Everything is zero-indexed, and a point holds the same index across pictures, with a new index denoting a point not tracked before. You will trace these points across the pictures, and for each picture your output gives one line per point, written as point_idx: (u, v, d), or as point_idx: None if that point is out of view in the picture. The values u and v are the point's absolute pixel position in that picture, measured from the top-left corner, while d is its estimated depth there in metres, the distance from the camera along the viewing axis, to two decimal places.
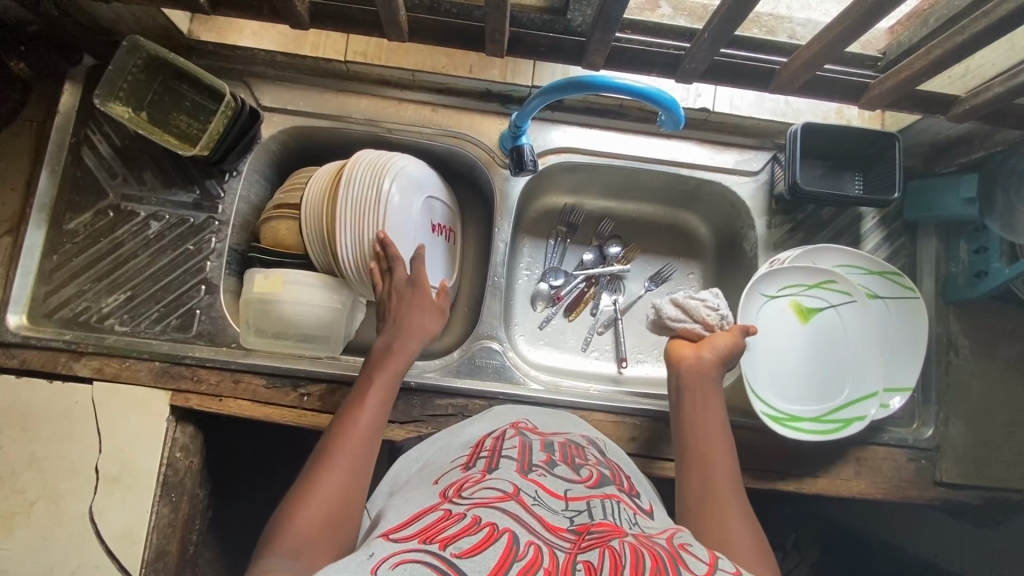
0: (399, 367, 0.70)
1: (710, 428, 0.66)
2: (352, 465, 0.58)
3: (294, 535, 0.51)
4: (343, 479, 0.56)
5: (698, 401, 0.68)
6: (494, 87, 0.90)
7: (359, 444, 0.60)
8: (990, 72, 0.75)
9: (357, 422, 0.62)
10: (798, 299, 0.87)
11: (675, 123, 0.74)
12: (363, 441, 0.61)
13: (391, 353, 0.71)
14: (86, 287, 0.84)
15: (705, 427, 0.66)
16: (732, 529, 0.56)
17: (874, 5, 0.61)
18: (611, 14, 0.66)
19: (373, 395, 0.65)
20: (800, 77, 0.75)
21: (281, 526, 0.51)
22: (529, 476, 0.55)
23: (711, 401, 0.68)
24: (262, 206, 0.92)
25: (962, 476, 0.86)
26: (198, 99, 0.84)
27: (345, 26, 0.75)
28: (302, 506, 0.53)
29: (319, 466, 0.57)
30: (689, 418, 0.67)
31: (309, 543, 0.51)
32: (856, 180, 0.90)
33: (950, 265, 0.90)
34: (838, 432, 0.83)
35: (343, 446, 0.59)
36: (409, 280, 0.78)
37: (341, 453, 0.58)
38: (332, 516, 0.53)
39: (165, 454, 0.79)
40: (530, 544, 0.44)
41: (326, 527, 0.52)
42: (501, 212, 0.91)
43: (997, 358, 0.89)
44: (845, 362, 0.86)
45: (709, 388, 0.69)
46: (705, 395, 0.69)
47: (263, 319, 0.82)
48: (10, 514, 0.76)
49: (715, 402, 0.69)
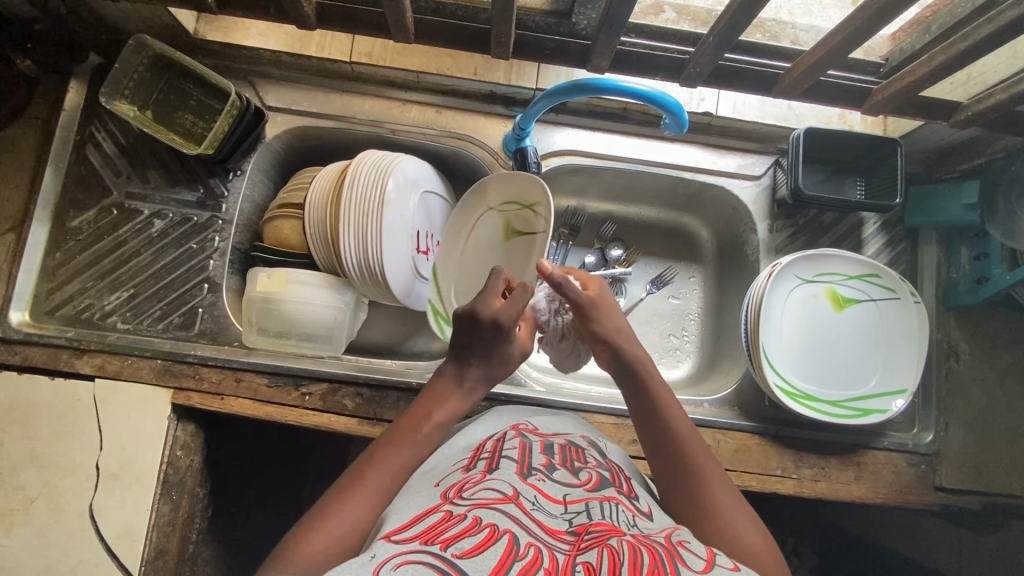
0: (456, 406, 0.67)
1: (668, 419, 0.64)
2: (389, 484, 0.57)
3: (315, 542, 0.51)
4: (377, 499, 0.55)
5: (645, 387, 0.67)
6: (498, 89, 0.90)
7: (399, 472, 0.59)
8: (991, 79, 0.75)
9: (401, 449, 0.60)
10: (833, 287, 0.88)
11: (678, 127, 0.75)
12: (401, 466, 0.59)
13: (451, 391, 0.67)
14: (89, 284, 0.84)
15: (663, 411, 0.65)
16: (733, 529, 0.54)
17: (878, 12, 0.61)
18: (617, 18, 0.67)
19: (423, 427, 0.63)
20: (803, 83, 0.76)
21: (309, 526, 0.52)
22: (529, 479, 0.55)
23: (663, 387, 0.67)
24: (265, 206, 0.93)
25: (962, 481, 0.86)
26: (204, 98, 0.84)
27: (352, 27, 0.75)
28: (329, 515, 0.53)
29: (355, 477, 0.57)
30: (643, 409, 0.66)
31: (328, 555, 0.50)
32: (858, 186, 0.90)
33: (951, 271, 0.90)
34: (854, 419, 0.85)
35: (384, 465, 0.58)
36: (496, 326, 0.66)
37: (383, 471, 0.58)
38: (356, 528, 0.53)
39: (166, 453, 0.79)
40: (531, 545, 0.44)
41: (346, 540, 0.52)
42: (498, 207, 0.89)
43: (997, 365, 0.89)
44: (864, 355, 0.87)
45: (657, 376, 0.69)
46: (650, 379, 0.68)
47: (265, 318, 0.83)
48: (10, 511, 0.75)
49: (665, 394, 0.67)
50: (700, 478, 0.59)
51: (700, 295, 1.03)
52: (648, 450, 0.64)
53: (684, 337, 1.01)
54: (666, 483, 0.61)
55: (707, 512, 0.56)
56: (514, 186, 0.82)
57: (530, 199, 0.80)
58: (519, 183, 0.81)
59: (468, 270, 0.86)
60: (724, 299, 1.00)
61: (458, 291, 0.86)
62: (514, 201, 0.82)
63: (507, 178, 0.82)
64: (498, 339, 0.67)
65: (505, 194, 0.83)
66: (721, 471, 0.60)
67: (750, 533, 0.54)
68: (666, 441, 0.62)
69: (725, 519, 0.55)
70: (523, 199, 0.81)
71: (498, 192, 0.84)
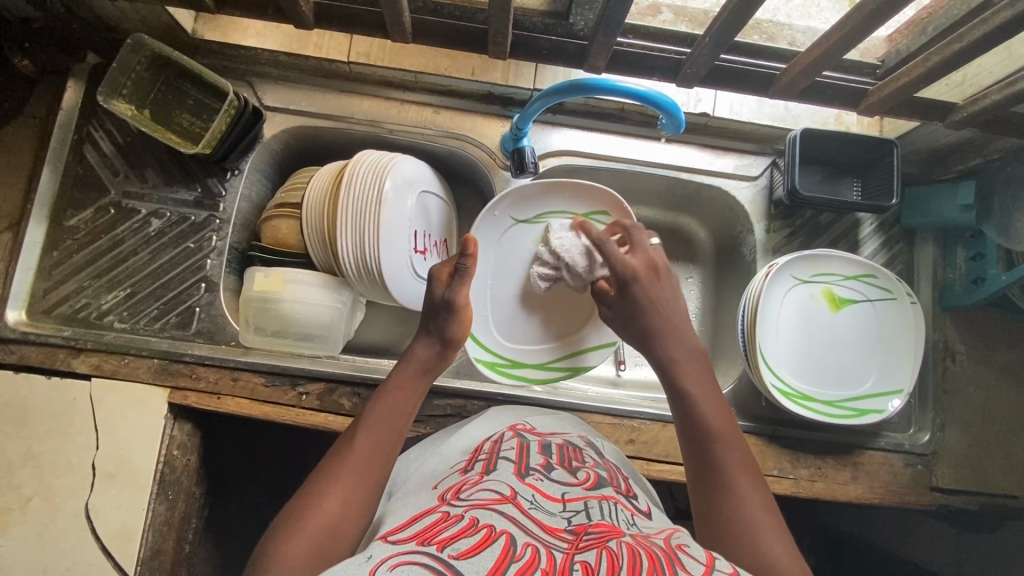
0: (412, 392, 0.66)
1: (711, 420, 0.62)
2: (356, 482, 0.55)
3: (306, 535, 0.50)
4: (344, 494, 0.54)
5: (690, 391, 0.65)
6: (496, 89, 0.91)
7: (361, 464, 0.57)
8: (987, 80, 0.76)
9: (360, 441, 0.59)
10: (831, 288, 0.88)
11: (675, 127, 0.75)
12: (362, 457, 0.58)
13: (406, 372, 0.67)
14: (86, 283, 0.84)
15: (703, 405, 0.63)
16: (760, 541, 0.52)
17: (873, 13, 0.61)
18: (614, 18, 0.67)
19: (378, 418, 0.62)
20: (799, 83, 0.76)
21: (290, 529, 0.50)
22: (526, 479, 0.55)
23: (710, 387, 0.66)
24: (263, 206, 0.93)
25: (959, 481, 0.86)
26: (202, 98, 0.84)
27: (350, 27, 0.75)
28: (304, 520, 0.51)
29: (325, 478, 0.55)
30: (684, 410, 0.64)
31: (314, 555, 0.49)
32: (855, 187, 0.91)
33: (947, 271, 0.90)
34: (851, 419, 0.85)
35: (364, 445, 0.59)
36: (444, 298, 0.69)
37: (346, 466, 0.56)
38: (348, 517, 0.53)
39: (163, 452, 0.79)
40: (528, 545, 0.44)
41: (341, 528, 0.52)
42: (518, 207, 0.86)
43: (994, 365, 0.89)
44: (863, 359, 0.87)
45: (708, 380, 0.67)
46: (696, 380, 0.66)
47: (263, 318, 0.82)
48: (4, 511, 0.75)
49: (714, 399, 0.64)
50: (729, 481, 0.57)
51: (698, 295, 1.03)
52: (681, 446, 0.63)
53: None
54: (693, 479, 0.60)
55: (730, 517, 0.54)
56: (559, 197, 0.86)
57: (580, 210, 0.86)
58: (572, 195, 0.86)
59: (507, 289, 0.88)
60: (723, 300, 1.00)
61: (515, 330, 0.89)
62: (553, 212, 0.87)
63: (565, 185, 0.85)
64: (456, 318, 0.70)
65: (545, 207, 0.86)
66: (754, 475, 0.58)
67: (773, 540, 0.52)
68: (702, 439, 0.61)
69: (749, 528, 0.53)
70: (569, 210, 0.87)
71: (534, 206, 0.86)
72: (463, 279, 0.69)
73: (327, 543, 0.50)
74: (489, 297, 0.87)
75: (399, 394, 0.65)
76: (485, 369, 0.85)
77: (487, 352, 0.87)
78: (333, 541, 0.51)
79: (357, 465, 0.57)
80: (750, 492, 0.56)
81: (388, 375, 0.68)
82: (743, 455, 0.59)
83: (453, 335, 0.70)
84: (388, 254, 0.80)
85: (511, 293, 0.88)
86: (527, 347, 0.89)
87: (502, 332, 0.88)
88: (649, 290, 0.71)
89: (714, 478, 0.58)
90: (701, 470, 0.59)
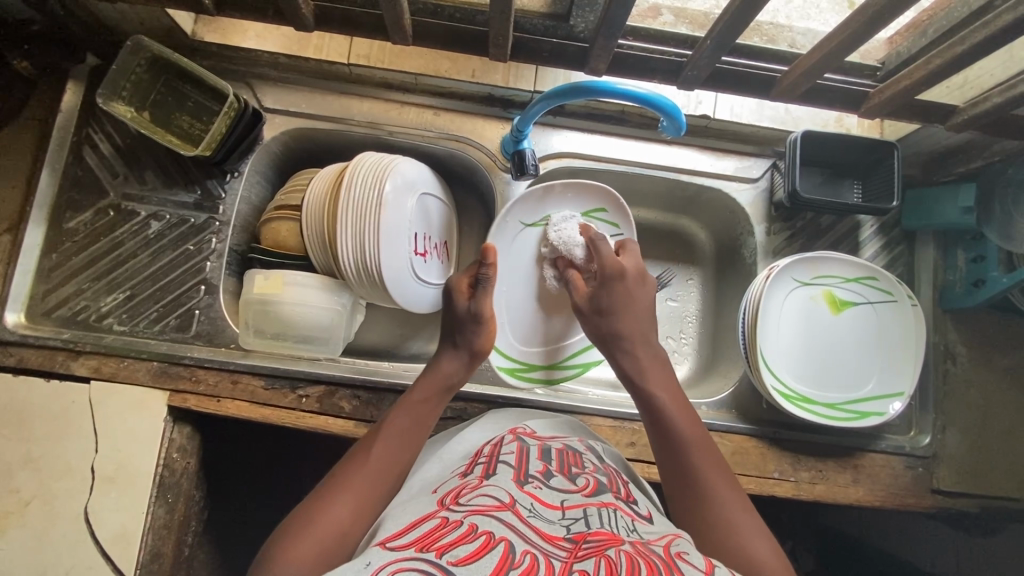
0: (436, 406, 0.66)
1: (682, 427, 0.62)
2: (370, 489, 0.55)
3: (316, 536, 0.50)
4: (358, 501, 0.54)
5: (657, 400, 0.65)
6: (496, 91, 0.90)
7: (378, 471, 0.57)
8: (988, 82, 0.76)
9: (378, 448, 0.59)
10: (831, 290, 0.88)
11: (677, 129, 0.75)
12: (380, 466, 0.58)
13: (424, 383, 0.68)
14: (85, 286, 0.84)
15: (671, 412, 0.64)
16: (741, 542, 0.53)
17: (874, 16, 0.61)
18: (615, 21, 0.67)
19: (399, 428, 0.62)
20: (800, 86, 0.76)
21: (301, 528, 0.51)
22: (525, 486, 0.55)
23: (679, 393, 0.66)
24: (262, 207, 0.92)
25: (960, 484, 0.86)
26: (202, 100, 0.84)
27: (349, 29, 0.75)
28: (315, 521, 0.51)
29: (341, 481, 0.56)
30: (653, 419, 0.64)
31: (321, 557, 0.49)
32: (855, 189, 0.91)
33: (947, 273, 0.90)
34: (853, 422, 0.84)
35: (382, 454, 0.59)
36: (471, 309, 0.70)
37: (362, 472, 0.57)
38: (358, 521, 0.53)
39: (163, 454, 0.79)
40: (527, 552, 0.44)
41: (351, 534, 0.52)
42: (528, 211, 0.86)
43: (995, 368, 0.89)
44: (864, 361, 0.87)
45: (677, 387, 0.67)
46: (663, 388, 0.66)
47: (263, 320, 0.82)
48: (3, 514, 0.75)
49: (683, 407, 0.65)
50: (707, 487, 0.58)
51: (698, 297, 1.03)
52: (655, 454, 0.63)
53: (683, 339, 1.01)
54: (670, 486, 0.60)
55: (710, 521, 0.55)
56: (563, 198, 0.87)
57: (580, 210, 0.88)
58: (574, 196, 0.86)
59: (517, 292, 0.88)
60: (723, 301, 1.00)
61: (528, 333, 0.89)
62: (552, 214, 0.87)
63: (566, 188, 0.85)
64: (482, 330, 0.70)
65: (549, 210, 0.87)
66: (728, 478, 0.59)
67: (753, 539, 0.53)
68: (675, 447, 0.61)
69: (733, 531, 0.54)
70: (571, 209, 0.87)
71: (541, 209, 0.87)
72: (485, 288, 0.70)
73: (334, 548, 0.50)
74: (501, 301, 0.87)
75: (425, 408, 0.65)
76: (506, 377, 0.86)
77: (506, 359, 0.87)
78: (342, 544, 0.51)
79: (375, 472, 0.57)
80: (728, 495, 0.57)
81: (413, 385, 0.68)
82: (716, 460, 0.60)
83: (481, 347, 0.70)
84: (388, 254, 0.79)
85: (522, 297, 0.89)
86: (536, 348, 0.89)
87: (518, 338, 0.89)
88: (630, 288, 0.72)
89: (690, 485, 0.58)
90: (676, 477, 0.60)
